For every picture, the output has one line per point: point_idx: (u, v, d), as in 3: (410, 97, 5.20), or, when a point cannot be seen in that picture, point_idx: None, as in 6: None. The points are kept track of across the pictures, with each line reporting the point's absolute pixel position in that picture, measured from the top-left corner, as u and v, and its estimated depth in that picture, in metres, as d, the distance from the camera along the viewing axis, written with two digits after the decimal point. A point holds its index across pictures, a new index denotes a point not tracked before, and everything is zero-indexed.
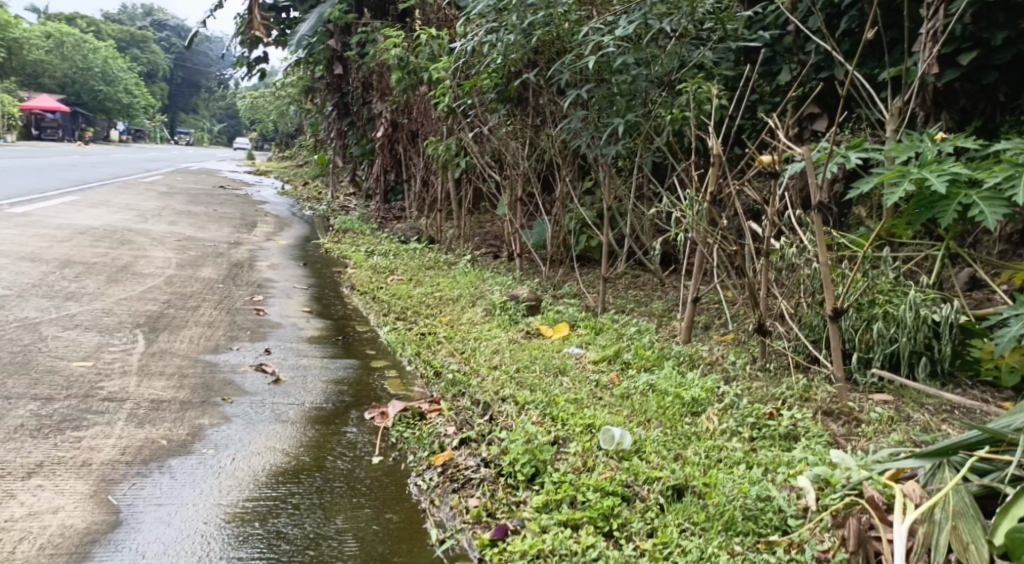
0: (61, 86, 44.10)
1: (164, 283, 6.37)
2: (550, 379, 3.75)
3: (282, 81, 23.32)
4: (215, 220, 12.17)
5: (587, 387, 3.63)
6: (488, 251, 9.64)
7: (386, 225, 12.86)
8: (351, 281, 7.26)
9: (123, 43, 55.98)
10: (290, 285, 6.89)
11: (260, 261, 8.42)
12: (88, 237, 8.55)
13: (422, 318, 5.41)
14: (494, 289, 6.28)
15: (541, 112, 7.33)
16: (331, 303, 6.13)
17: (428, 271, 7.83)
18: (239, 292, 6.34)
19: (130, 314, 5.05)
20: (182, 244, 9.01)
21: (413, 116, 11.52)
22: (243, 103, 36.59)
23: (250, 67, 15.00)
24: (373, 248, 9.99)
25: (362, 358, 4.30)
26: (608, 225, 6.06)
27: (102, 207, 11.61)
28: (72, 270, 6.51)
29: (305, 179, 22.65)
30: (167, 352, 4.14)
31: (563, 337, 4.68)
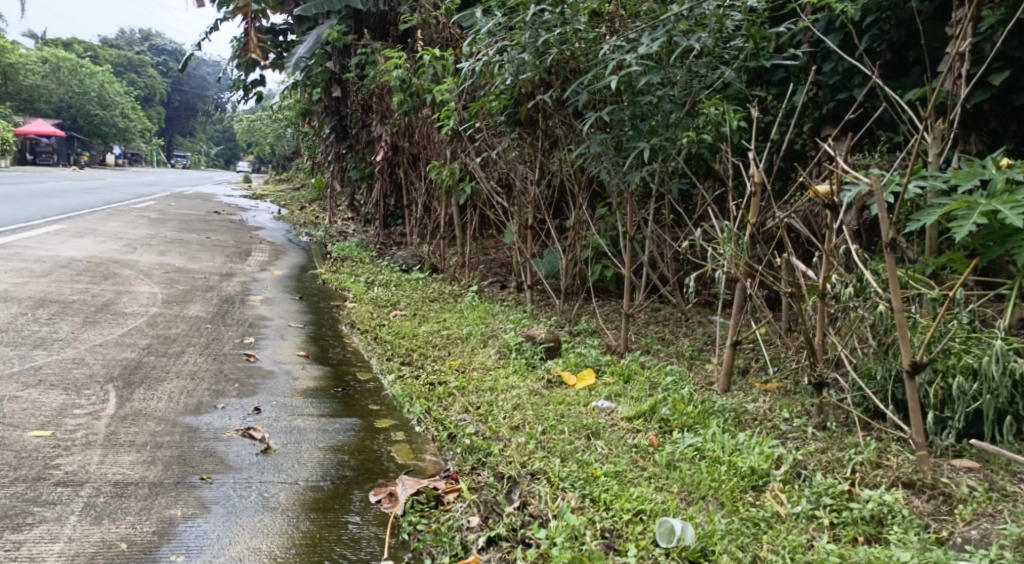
0: (57, 111, 43.82)
1: (147, 325, 5.92)
2: (582, 444, 3.29)
3: (278, 104, 22.97)
4: (208, 248, 11.75)
5: (626, 455, 3.18)
6: (493, 281, 9.20)
7: (386, 252, 12.43)
8: (350, 318, 6.82)
9: (120, 68, 55.90)
10: (284, 323, 6.44)
11: (253, 295, 7.97)
12: (70, 272, 8.10)
13: (429, 363, 4.95)
14: (504, 328, 5.84)
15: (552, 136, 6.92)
16: (329, 344, 5.68)
17: (432, 304, 7.38)
18: (230, 333, 5.89)
19: (105, 365, 4.59)
20: (171, 277, 8.57)
21: (414, 140, 11.11)
22: (241, 125, 36.28)
23: (246, 91, 14.58)
24: (372, 278, 9.55)
25: (366, 415, 3.83)
26: (629, 258, 5.62)
27: (90, 236, 11.19)
28: (50, 311, 6.07)
29: (302, 204, 22.25)
30: (142, 414, 3.68)
31: (586, 386, 4.22)
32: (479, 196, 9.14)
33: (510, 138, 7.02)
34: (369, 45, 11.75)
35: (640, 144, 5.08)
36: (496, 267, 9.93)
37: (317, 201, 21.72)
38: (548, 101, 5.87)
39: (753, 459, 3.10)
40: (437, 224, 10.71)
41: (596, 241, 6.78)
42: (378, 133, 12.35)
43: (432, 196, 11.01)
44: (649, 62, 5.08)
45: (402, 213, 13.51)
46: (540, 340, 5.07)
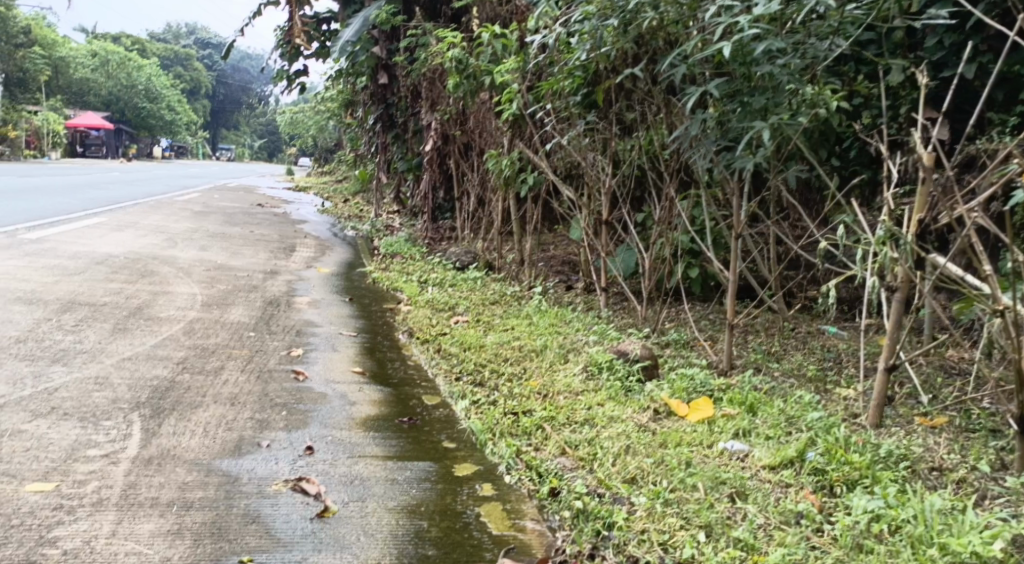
0: (106, 105, 44.02)
1: (183, 333, 5.28)
2: (735, 510, 2.65)
3: (321, 94, 22.53)
4: (251, 243, 11.19)
5: (800, 535, 2.54)
6: (557, 281, 8.50)
7: (436, 248, 11.82)
8: (407, 325, 6.13)
9: (165, 61, 56.22)
10: (335, 332, 5.77)
11: (300, 296, 7.34)
12: (104, 269, 7.51)
13: (506, 386, 4.25)
14: (586, 342, 5.11)
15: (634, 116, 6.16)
16: (386, 359, 4.99)
17: (497, 311, 6.70)
18: (275, 343, 5.23)
19: (131, 386, 3.94)
20: (212, 275, 7.96)
21: (468, 128, 10.49)
22: (284, 118, 35.96)
23: (290, 82, 13.98)
24: (425, 276, 8.92)
25: (441, 457, 3.14)
26: (735, 259, 4.84)
27: (128, 229, 10.66)
28: (77, 316, 5.45)
29: (346, 197, 21.83)
30: (170, 455, 3.02)
31: (704, 418, 3.50)
32: (542, 188, 8.43)
33: (584, 121, 6.31)
34: (421, 28, 11.12)
35: (759, 123, 4.29)
36: (557, 265, 9.23)
37: (361, 193, 21.23)
38: (640, 74, 5.12)
39: (970, 539, 2.36)
40: (494, 219, 10.03)
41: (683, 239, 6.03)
42: (428, 120, 11.73)
43: (487, 188, 10.35)
44: (765, 24, 4.28)
45: (453, 206, 12.88)
46: (636, 357, 4.34)
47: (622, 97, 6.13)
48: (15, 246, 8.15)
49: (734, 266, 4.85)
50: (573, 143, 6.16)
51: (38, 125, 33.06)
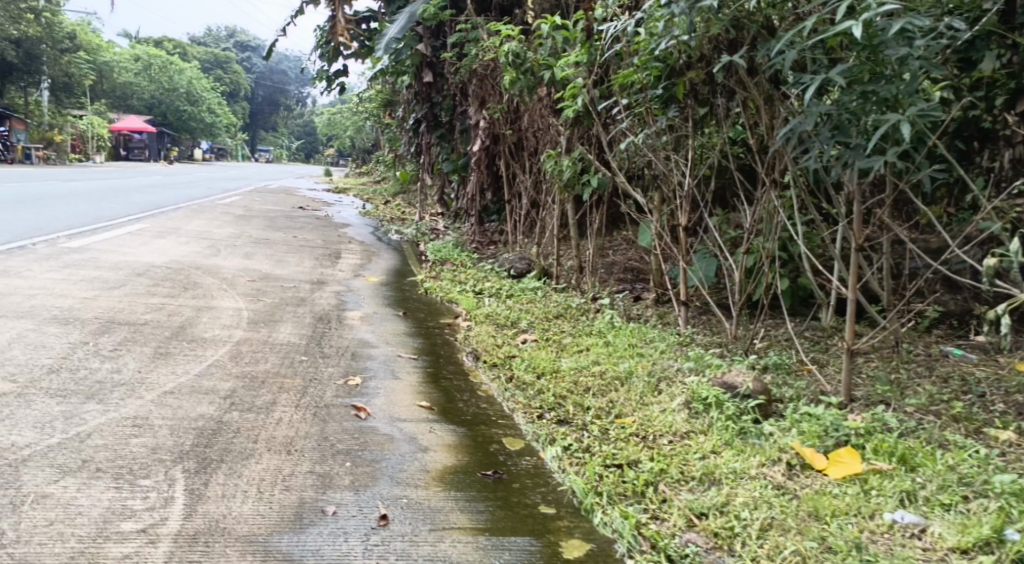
0: (148, 108, 44.44)
1: (229, 358, 4.78)
2: None
3: (360, 93, 22.19)
4: (295, 249, 10.78)
5: None
6: (622, 291, 7.98)
7: (487, 253, 11.34)
8: (471, 345, 5.63)
9: (204, 64, 56.49)
10: (393, 354, 5.27)
11: (350, 309, 6.87)
12: (146, 281, 7.09)
13: (597, 426, 3.74)
14: (679, 371, 4.58)
15: (726, 107, 5.62)
16: (454, 390, 4.47)
17: (568, 328, 6.17)
18: (329, 369, 4.72)
19: (173, 429, 3.44)
20: (259, 287, 7.52)
21: (522, 126, 10.02)
22: (321, 119, 35.67)
23: (330, 82, 13.53)
24: (480, 286, 8.43)
25: (542, 530, 2.76)
26: (854, 275, 4.27)
27: (170, 236, 10.28)
28: (117, 338, 4.99)
29: (385, 197, 21.47)
30: (219, 530, 2.61)
31: (849, 474, 2.98)
32: (606, 191, 7.92)
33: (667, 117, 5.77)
34: (470, 22, 10.62)
35: (892, 117, 3.71)
36: (619, 273, 8.70)
37: (401, 195, 20.88)
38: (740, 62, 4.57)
39: None
40: (549, 223, 9.53)
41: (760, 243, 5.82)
42: (474, 120, 11.26)
43: (541, 190, 9.85)
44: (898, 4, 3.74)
45: (501, 209, 12.42)
46: (746, 392, 3.83)
47: (706, 90, 5.61)
48: (53, 256, 7.79)
49: (854, 283, 4.28)
50: (658, 139, 5.63)
51: (83, 129, 34.36)
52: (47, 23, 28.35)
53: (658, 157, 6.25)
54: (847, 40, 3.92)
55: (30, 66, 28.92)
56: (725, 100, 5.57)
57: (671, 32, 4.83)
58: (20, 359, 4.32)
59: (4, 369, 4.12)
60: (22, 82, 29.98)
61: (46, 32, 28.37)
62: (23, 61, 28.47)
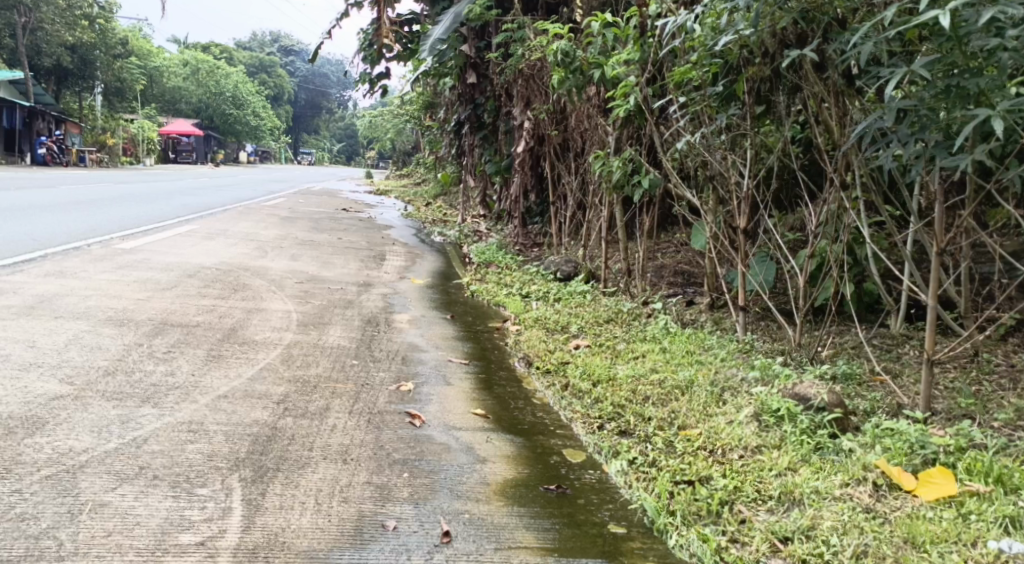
0: (196, 111, 45.17)
1: (280, 362, 4.70)
2: None
3: (400, 95, 22.21)
4: (340, 251, 10.74)
5: None
6: (673, 295, 7.81)
7: (532, 255, 11.22)
8: (522, 350, 5.50)
9: (248, 67, 57.16)
10: (443, 358, 5.15)
11: (398, 311, 6.78)
12: (196, 282, 7.08)
13: (661, 439, 3.60)
14: (742, 381, 4.43)
15: (792, 102, 5.44)
16: (507, 397, 4.34)
17: (623, 334, 6.02)
18: (379, 373, 4.61)
19: (228, 435, 3.36)
20: (306, 288, 7.48)
21: (569, 126, 9.89)
22: (362, 121, 35.81)
23: (373, 84, 13.50)
24: (527, 289, 8.30)
25: (612, 550, 2.65)
26: (936, 282, 4.10)
27: (218, 237, 10.29)
28: (170, 340, 4.94)
29: (426, 198, 21.46)
30: (278, 544, 2.54)
31: (943, 497, 2.91)
32: (656, 192, 7.77)
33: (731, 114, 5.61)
34: (516, 21, 10.52)
35: (982, 110, 3.55)
36: (669, 276, 8.54)
37: (441, 196, 20.87)
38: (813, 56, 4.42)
39: None
40: (596, 225, 9.39)
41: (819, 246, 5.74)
42: (519, 120, 11.16)
43: (588, 192, 9.72)
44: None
45: (545, 211, 12.30)
46: (820, 405, 3.72)
47: (771, 86, 5.45)
48: (105, 257, 7.81)
49: (934, 288, 4.12)
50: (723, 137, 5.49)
51: (136, 133, 34.96)
52: (102, 30, 28.83)
53: (718, 155, 6.10)
54: (933, 31, 3.76)
55: (82, 70, 29.39)
56: (792, 94, 5.40)
57: (737, 27, 4.69)
58: (75, 361, 4.28)
59: (61, 371, 4.07)
60: (76, 86, 30.50)
61: (101, 39, 28.62)
62: (75, 65, 28.96)
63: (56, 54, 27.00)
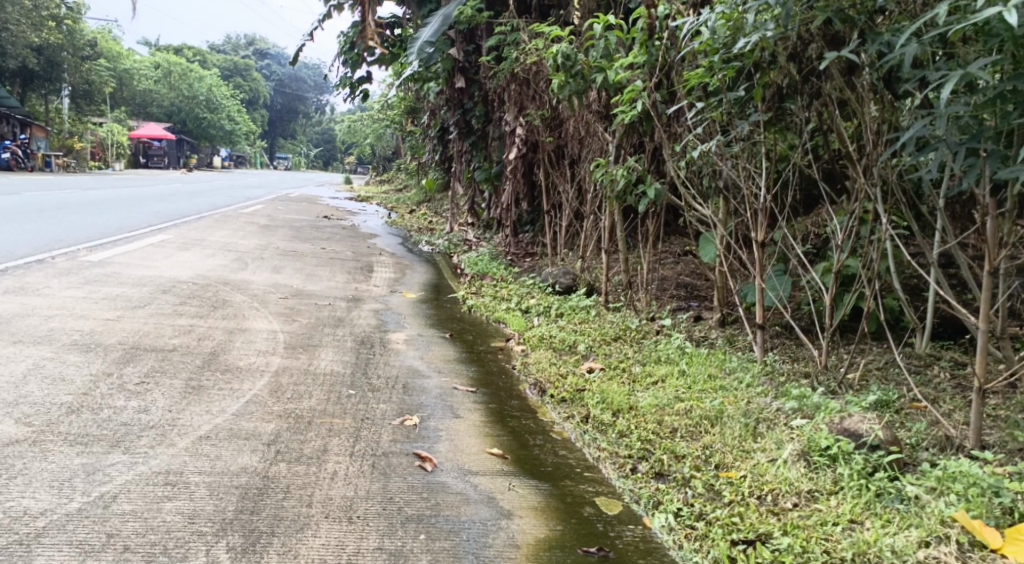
0: (170, 116, 44.47)
1: (269, 394, 4.25)
2: None
3: (383, 100, 21.79)
4: (325, 262, 10.29)
5: None
6: (679, 309, 7.44)
7: (524, 266, 10.83)
8: (532, 376, 5.09)
9: (226, 72, 56.50)
10: (447, 386, 4.73)
11: (391, 330, 6.36)
12: (172, 299, 6.61)
13: (702, 482, 3.21)
14: (776, 410, 4.05)
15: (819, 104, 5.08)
16: (524, 433, 3.94)
17: (637, 355, 5.63)
18: (380, 406, 4.19)
19: (212, 489, 2.96)
20: (292, 305, 7.03)
21: (565, 132, 9.51)
22: (342, 126, 35.32)
23: (353, 89, 13.06)
24: (524, 303, 7.90)
25: None
26: (989, 304, 3.69)
27: (196, 249, 9.81)
28: (143, 369, 4.47)
29: (410, 205, 21.03)
30: None
31: None
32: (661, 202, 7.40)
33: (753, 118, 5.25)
34: (507, 23, 10.14)
35: None
36: (672, 289, 8.17)
37: (426, 203, 20.42)
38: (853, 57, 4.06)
39: None
40: (595, 235, 9.00)
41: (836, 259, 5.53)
42: (511, 127, 10.78)
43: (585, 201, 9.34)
44: None
45: (536, 220, 11.90)
46: (875, 442, 3.27)
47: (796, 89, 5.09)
48: (74, 272, 7.33)
49: (987, 310, 3.70)
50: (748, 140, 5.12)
51: (102, 137, 34.27)
52: (69, 31, 28.29)
53: (738, 163, 5.74)
54: (992, 29, 3.41)
55: (51, 73, 28.86)
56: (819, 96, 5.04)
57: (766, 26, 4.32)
58: (35, 396, 3.82)
59: (18, 410, 3.61)
60: (43, 89, 29.86)
61: (68, 40, 28.12)
62: (44, 68, 28.31)
63: (24, 56, 26.27)
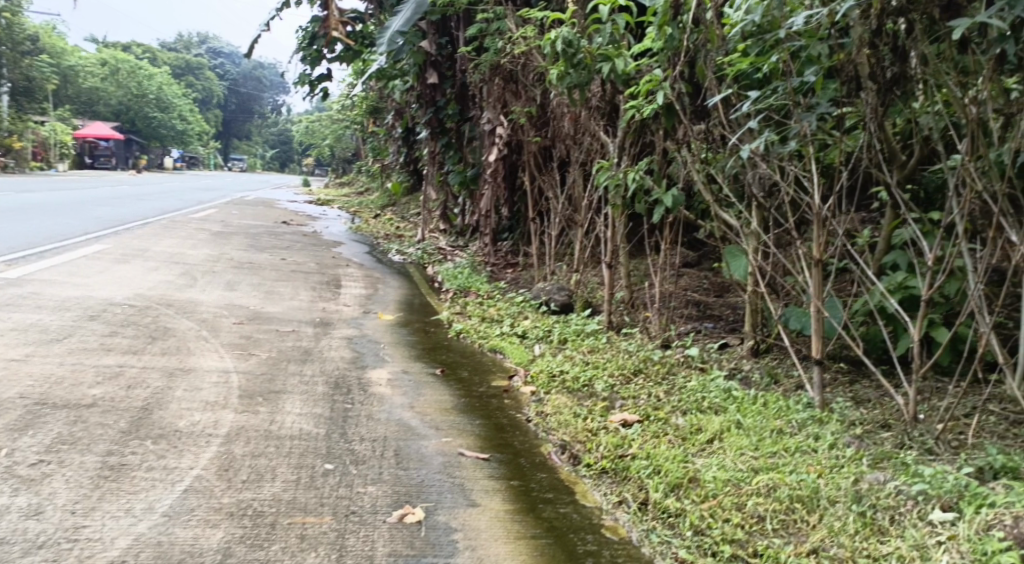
0: (116, 115, 42.62)
1: (214, 474, 3.13)
2: None
3: (341, 99, 20.60)
4: (286, 276, 9.15)
5: None
6: (702, 333, 6.47)
7: (508, 278, 9.79)
8: (554, 433, 4.06)
9: (178, 70, 54.71)
10: (451, 452, 3.66)
11: (370, 365, 5.29)
12: (101, 328, 5.45)
13: None
14: (896, 492, 3.23)
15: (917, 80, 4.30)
16: (568, 530, 3.06)
17: (678, 399, 4.62)
18: (368, 490, 3.13)
19: None
20: (247, 334, 5.88)
21: (556, 132, 8.49)
22: (298, 126, 33.84)
23: (312, 87, 11.91)
24: (520, 325, 6.86)
25: None
26: None
27: (136, 261, 8.59)
28: (45, 439, 3.33)
29: (371, 209, 19.87)
30: None
31: None
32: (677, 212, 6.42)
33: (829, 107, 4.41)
34: (490, 10, 9.09)
35: None
36: (685, 307, 7.22)
37: (390, 208, 19.29)
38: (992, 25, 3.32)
39: None
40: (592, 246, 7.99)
41: (906, 281, 4.79)
42: (491, 125, 9.72)
43: (578, 207, 8.34)
44: None
45: (516, 227, 10.87)
46: None
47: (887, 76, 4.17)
48: None
49: None
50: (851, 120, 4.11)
51: (46, 135, 32.62)
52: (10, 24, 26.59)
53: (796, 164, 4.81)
54: None
55: None
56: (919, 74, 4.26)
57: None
58: None
59: None
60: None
61: None
62: None
63: None
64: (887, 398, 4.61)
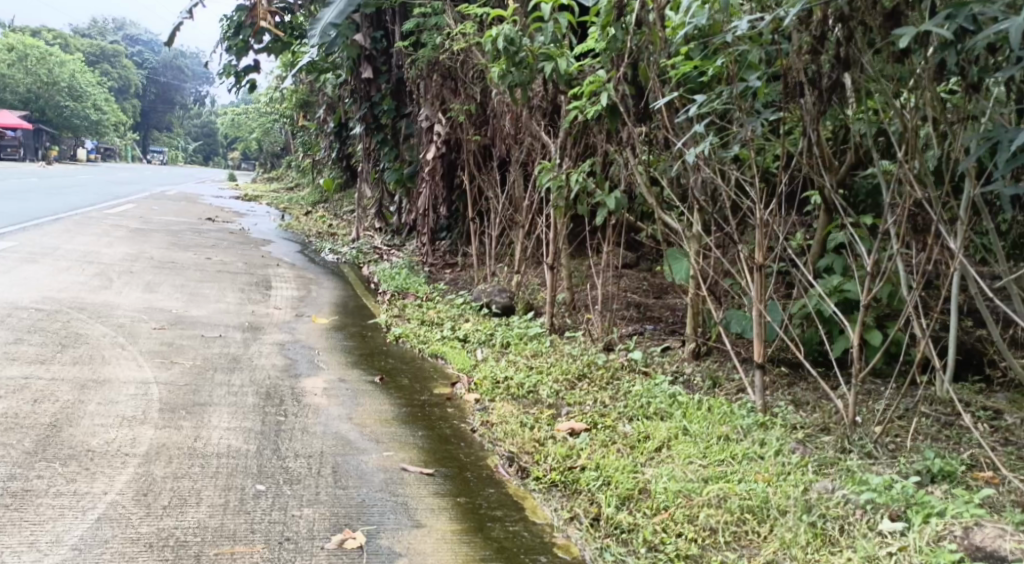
0: (23, 103, 40.78)
1: (130, 499, 2.92)
2: None
3: (270, 92, 20.07)
4: (213, 276, 8.78)
5: None
6: (645, 336, 6.36)
7: (446, 279, 9.57)
8: (500, 444, 3.89)
9: (90, 58, 52.75)
10: (393, 467, 3.45)
11: (304, 373, 5.03)
12: (4, 335, 5.07)
13: None
14: (845, 501, 3.11)
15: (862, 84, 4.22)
16: (519, 553, 2.91)
17: (624, 406, 4.48)
18: (303, 515, 2.94)
19: None
20: (168, 340, 5.56)
21: (495, 129, 8.30)
22: (226, 120, 32.97)
23: (239, 79, 11.49)
24: (460, 329, 6.66)
25: None
26: None
27: (48, 261, 8.13)
28: None
29: (303, 205, 19.42)
30: None
31: None
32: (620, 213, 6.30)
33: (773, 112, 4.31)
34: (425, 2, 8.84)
35: None
36: (627, 308, 7.11)
37: (323, 204, 18.87)
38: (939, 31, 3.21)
39: None
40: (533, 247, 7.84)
41: (841, 285, 4.73)
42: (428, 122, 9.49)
43: (518, 206, 8.17)
44: None
45: (454, 226, 10.66)
46: None
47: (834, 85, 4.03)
48: None
49: None
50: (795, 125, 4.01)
51: None
52: None
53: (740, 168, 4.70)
54: None
55: None
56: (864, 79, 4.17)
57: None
58: None
59: None
60: None
61: None
62: None
63: None
64: (825, 402, 4.54)
